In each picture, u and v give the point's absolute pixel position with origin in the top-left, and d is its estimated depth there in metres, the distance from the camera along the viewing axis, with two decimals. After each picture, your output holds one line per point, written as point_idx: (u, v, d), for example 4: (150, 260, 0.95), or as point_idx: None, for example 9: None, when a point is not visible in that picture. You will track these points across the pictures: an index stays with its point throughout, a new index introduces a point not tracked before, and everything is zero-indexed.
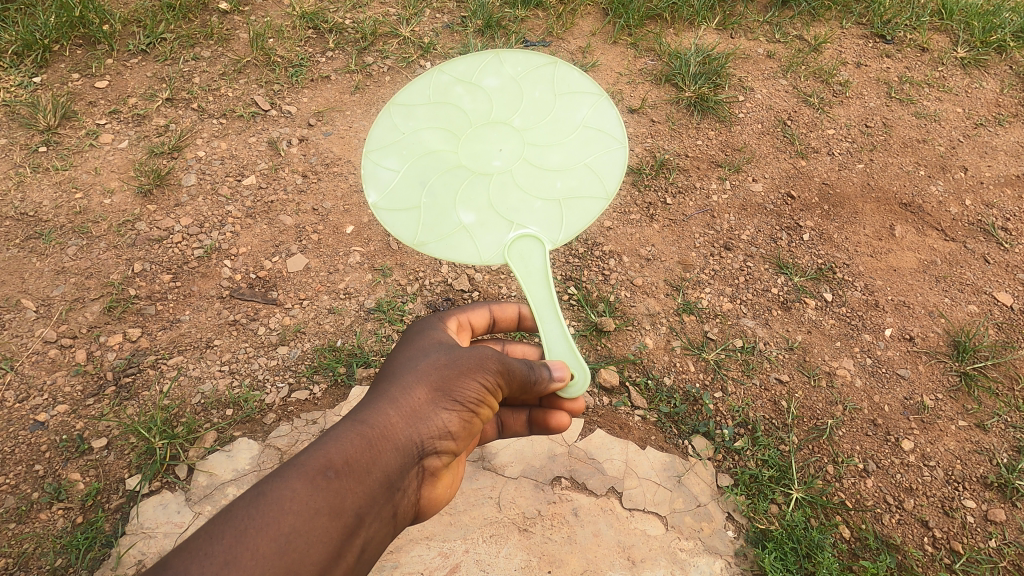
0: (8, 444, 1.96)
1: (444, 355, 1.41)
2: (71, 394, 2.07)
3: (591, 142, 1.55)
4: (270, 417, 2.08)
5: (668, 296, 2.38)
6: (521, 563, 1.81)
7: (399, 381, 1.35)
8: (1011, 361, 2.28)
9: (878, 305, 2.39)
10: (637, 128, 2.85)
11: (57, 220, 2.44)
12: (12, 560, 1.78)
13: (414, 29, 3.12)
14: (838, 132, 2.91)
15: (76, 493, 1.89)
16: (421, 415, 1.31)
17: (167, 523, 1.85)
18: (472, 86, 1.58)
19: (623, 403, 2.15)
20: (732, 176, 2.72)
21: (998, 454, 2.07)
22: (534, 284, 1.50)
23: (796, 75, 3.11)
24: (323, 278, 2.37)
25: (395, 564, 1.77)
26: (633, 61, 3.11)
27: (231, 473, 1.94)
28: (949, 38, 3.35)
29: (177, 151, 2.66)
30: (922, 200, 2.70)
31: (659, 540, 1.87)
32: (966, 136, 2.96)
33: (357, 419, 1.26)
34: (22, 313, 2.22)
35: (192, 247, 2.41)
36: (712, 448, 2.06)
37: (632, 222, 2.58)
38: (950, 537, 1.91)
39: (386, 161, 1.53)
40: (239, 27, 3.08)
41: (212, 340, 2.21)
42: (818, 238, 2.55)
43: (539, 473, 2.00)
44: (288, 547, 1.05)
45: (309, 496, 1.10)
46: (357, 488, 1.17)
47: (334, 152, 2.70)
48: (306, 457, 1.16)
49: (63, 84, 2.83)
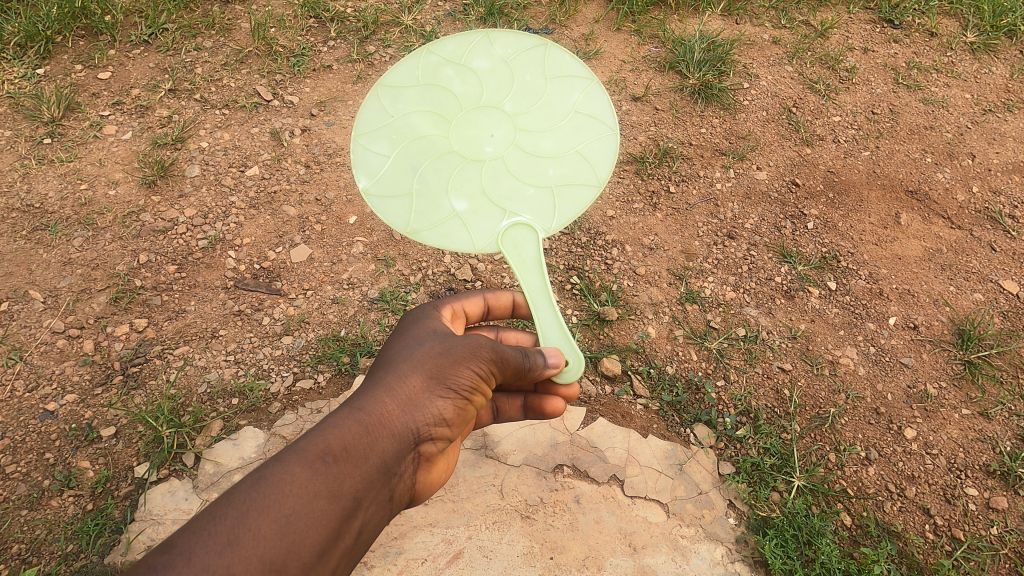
0: (19, 433, 1.99)
1: (438, 344, 1.42)
2: (79, 383, 2.09)
3: (582, 130, 1.55)
4: (275, 406, 2.10)
5: (671, 286, 2.38)
6: (523, 550, 1.82)
7: (395, 369, 1.37)
8: (1016, 350, 2.27)
9: (882, 294, 2.38)
10: (640, 117, 2.84)
11: (63, 212, 2.45)
12: (24, 546, 1.81)
13: (416, 17, 3.10)
14: (844, 119, 2.89)
15: (86, 480, 1.92)
16: (417, 403, 1.33)
17: (175, 510, 1.88)
18: (462, 68, 1.55)
19: (625, 392, 2.16)
20: (737, 164, 2.71)
21: (1001, 443, 2.07)
22: (528, 271, 1.51)
23: (802, 62, 3.08)
24: (326, 268, 2.38)
25: (399, 551, 1.80)
26: (637, 48, 3.08)
27: (237, 461, 1.97)
28: (959, 22, 3.31)
29: (180, 142, 2.67)
30: (928, 187, 2.68)
31: (659, 527, 1.88)
32: (974, 122, 2.92)
33: (355, 407, 1.28)
34: (30, 304, 2.24)
35: (196, 238, 2.42)
36: (714, 437, 2.07)
37: (634, 211, 2.57)
38: (951, 525, 1.92)
39: (376, 145, 1.52)
40: (241, 17, 3.08)
41: (217, 331, 2.23)
42: (822, 227, 2.54)
43: (540, 461, 2.01)
44: (289, 528, 1.06)
45: (308, 479, 1.12)
46: (356, 473, 1.19)
47: (337, 143, 2.71)
48: (304, 442, 1.18)
49: (66, 76, 2.84)
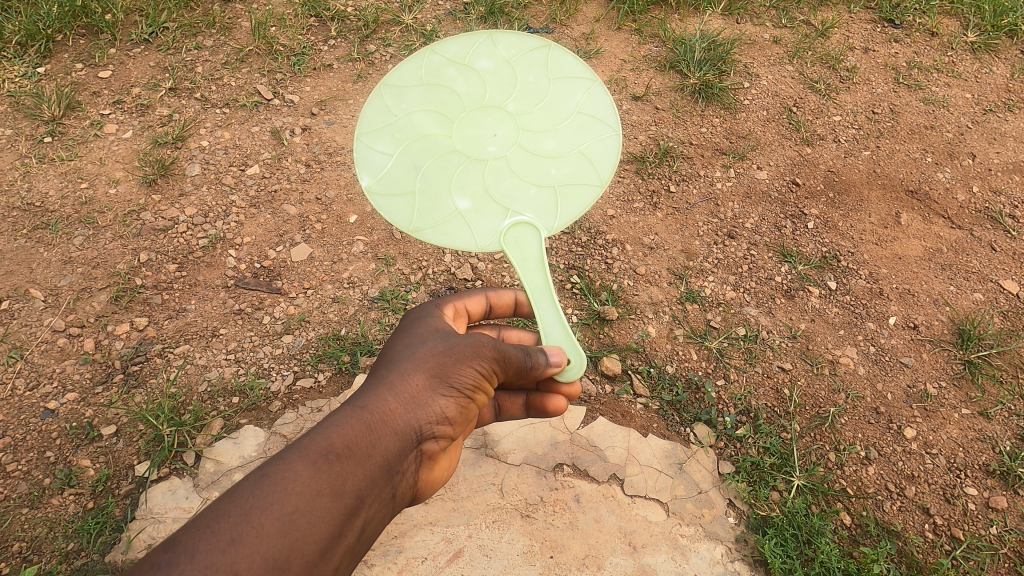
0: (20, 432, 1.99)
1: (440, 342, 1.42)
2: (79, 382, 2.10)
3: (584, 129, 1.55)
4: (276, 405, 2.10)
5: (671, 285, 2.38)
6: (524, 549, 1.83)
7: (397, 368, 1.37)
8: (1016, 349, 2.27)
9: (883, 293, 2.38)
10: (641, 116, 2.84)
11: (64, 211, 2.45)
12: (25, 545, 1.81)
13: (416, 16, 3.10)
14: (845, 119, 2.89)
15: (86, 479, 1.92)
16: (419, 401, 1.33)
17: (175, 508, 1.88)
18: (465, 68, 1.55)
19: (625, 392, 2.16)
20: (737, 164, 2.71)
21: (1001, 442, 2.08)
22: (530, 270, 1.52)
23: (803, 61, 3.09)
24: (326, 267, 2.38)
25: (399, 549, 1.81)
26: (637, 47, 3.08)
27: (237, 460, 1.97)
28: (960, 21, 3.31)
29: (181, 140, 2.67)
30: (928, 187, 2.68)
31: (659, 526, 1.89)
32: (975, 121, 2.92)
33: (358, 405, 1.28)
34: (30, 303, 2.24)
35: (197, 237, 2.43)
36: (714, 436, 2.07)
37: (634, 210, 2.57)
38: (950, 524, 1.92)
39: (378, 144, 1.52)
40: (241, 16, 3.08)
41: (218, 329, 2.23)
42: (823, 227, 2.54)
43: (540, 460, 2.02)
44: (291, 526, 1.07)
45: (311, 478, 1.12)
46: (358, 471, 1.19)
47: (337, 142, 2.71)
48: (306, 440, 1.18)
49: (67, 74, 2.83)
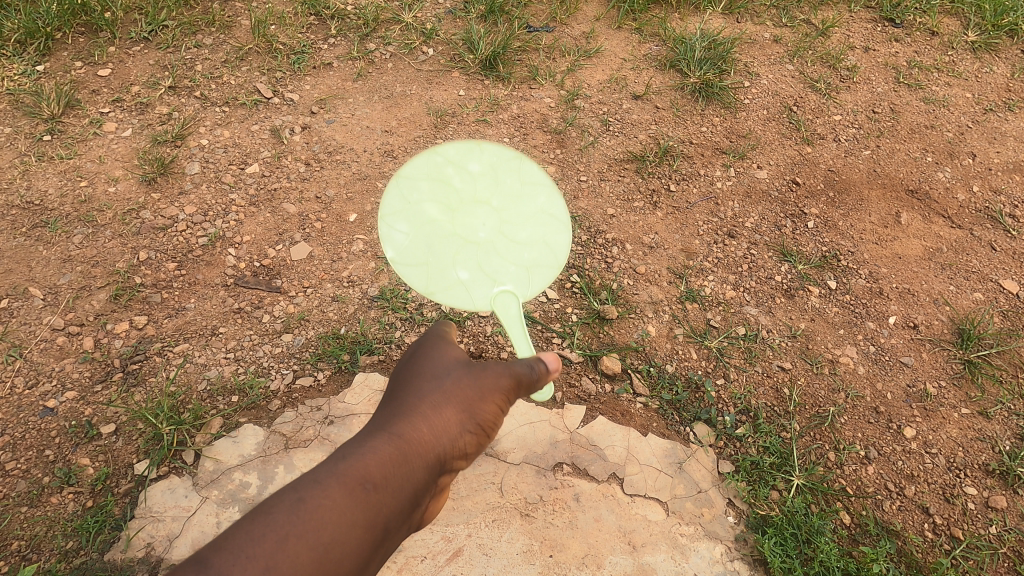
0: (19, 430, 1.99)
1: (468, 371, 1.41)
2: (78, 380, 2.09)
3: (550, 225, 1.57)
4: (275, 404, 2.10)
5: (671, 284, 2.38)
6: (523, 548, 1.83)
7: (426, 394, 1.35)
8: (1015, 349, 2.27)
9: (882, 293, 2.38)
10: (641, 115, 2.83)
11: (63, 209, 2.45)
12: (24, 543, 1.81)
13: (416, 15, 3.10)
14: (845, 118, 2.89)
15: (85, 477, 1.92)
16: (450, 432, 1.32)
17: (174, 507, 1.88)
18: (462, 165, 1.52)
19: (624, 391, 2.16)
20: (737, 163, 2.71)
21: (1000, 442, 2.08)
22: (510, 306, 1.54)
23: (804, 60, 3.08)
24: (326, 266, 2.38)
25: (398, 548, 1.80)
26: (637, 46, 3.08)
27: (237, 458, 1.97)
28: (960, 20, 3.31)
29: (180, 139, 2.66)
30: (928, 187, 2.68)
31: (659, 526, 1.89)
32: (975, 121, 2.92)
33: (390, 432, 1.26)
34: (29, 301, 2.24)
35: (196, 235, 2.42)
36: (713, 435, 2.07)
37: (634, 209, 2.57)
38: (950, 524, 1.92)
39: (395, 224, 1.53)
40: (241, 14, 3.07)
41: (217, 328, 2.23)
42: (823, 226, 2.54)
43: (540, 459, 2.01)
44: (326, 557, 1.04)
45: (347, 508, 1.10)
46: (394, 502, 1.17)
47: (337, 140, 2.70)
48: (342, 466, 1.16)
49: (66, 72, 2.83)
